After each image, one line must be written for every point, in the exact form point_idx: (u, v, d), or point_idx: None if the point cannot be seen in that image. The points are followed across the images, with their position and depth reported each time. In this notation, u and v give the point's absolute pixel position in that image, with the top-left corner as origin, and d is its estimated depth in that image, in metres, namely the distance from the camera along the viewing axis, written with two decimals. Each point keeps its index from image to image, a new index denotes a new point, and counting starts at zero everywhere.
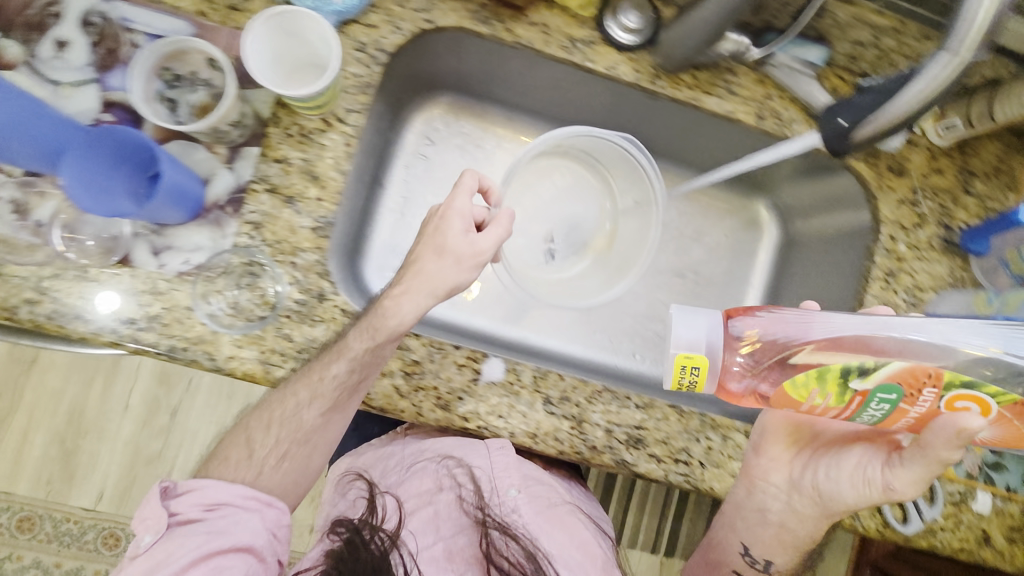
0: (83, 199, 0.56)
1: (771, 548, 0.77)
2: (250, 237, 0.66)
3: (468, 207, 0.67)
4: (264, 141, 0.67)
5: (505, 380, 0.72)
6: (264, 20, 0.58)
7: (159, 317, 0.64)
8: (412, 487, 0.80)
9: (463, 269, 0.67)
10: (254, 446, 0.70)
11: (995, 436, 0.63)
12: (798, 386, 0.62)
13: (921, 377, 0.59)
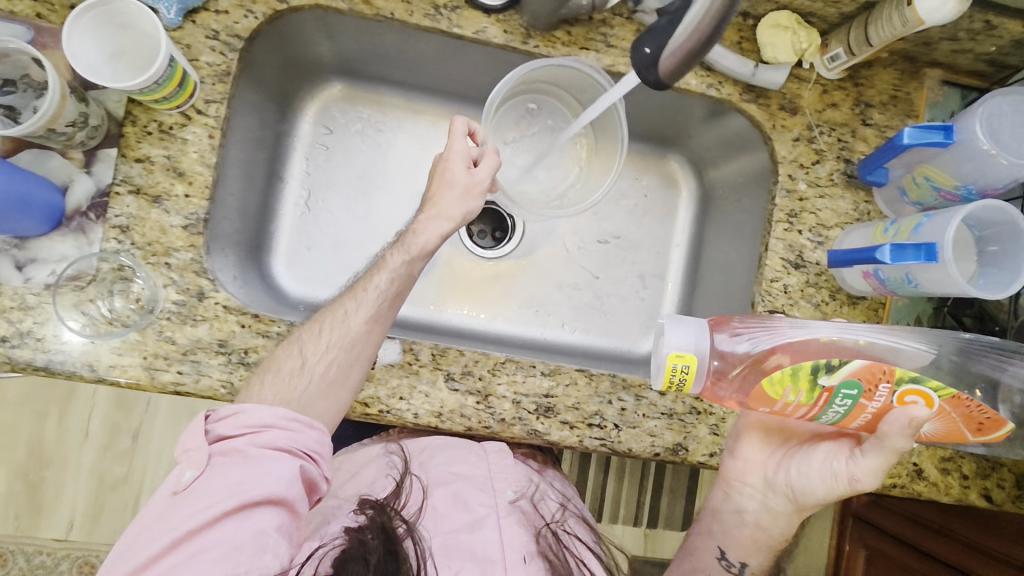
0: None
1: (749, 550, 0.75)
2: (118, 241, 0.65)
3: (466, 150, 0.73)
4: (122, 142, 0.65)
5: (403, 361, 0.71)
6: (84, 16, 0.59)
7: (31, 333, 0.63)
8: (442, 473, 0.74)
9: (470, 200, 0.72)
10: (308, 357, 0.65)
11: (936, 429, 0.65)
12: (774, 383, 0.62)
13: (877, 373, 0.60)
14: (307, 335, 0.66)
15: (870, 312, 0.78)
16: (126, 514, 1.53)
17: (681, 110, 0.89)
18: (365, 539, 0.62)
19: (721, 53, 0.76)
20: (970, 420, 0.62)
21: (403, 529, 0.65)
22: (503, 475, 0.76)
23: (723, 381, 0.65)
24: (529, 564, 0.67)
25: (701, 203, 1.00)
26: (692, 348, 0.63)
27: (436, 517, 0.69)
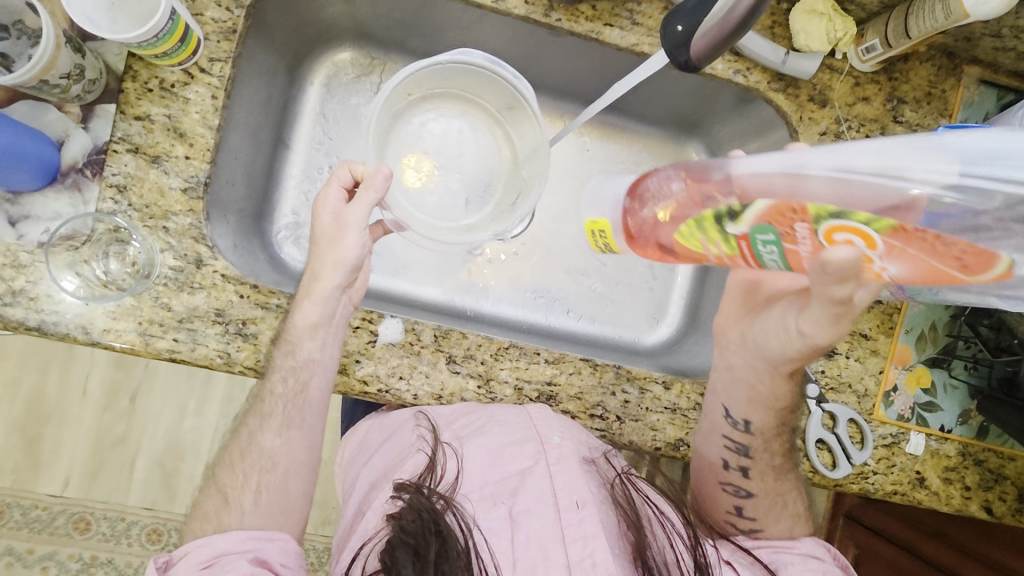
0: None
1: (747, 405, 0.72)
2: (115, 201, 0.63)
3: (336, 197, 0.66)
4: (122, 98, 0.63)
5: (404, 340, 0.69)
6: None
7: (24, 292, 0.61)
8: (468, 422, 0.68)
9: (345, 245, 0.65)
10: (230, 490, 0.65)
11: (908, 273, 0.48)
12: (689, 234, 0.61)
13: (787, 213, 0.50)
14: (222, 468, 0.67)
15: (885, 316, 0.79)
16: (124, 473, 1.56)
17: (704, 95, 0.85)
18: (405, 526, 0.60)
19: (750, 38, 0.73)
20: (948, 258, 0.44)
21: (442, 506, 0.63)
22: (547, 421, 0.69)
23: (638, 238, 0.68)
24: (583, 508, 0.64)
25: None
26: (609, 214, 0.72)
27: (474, 476, 0.67)
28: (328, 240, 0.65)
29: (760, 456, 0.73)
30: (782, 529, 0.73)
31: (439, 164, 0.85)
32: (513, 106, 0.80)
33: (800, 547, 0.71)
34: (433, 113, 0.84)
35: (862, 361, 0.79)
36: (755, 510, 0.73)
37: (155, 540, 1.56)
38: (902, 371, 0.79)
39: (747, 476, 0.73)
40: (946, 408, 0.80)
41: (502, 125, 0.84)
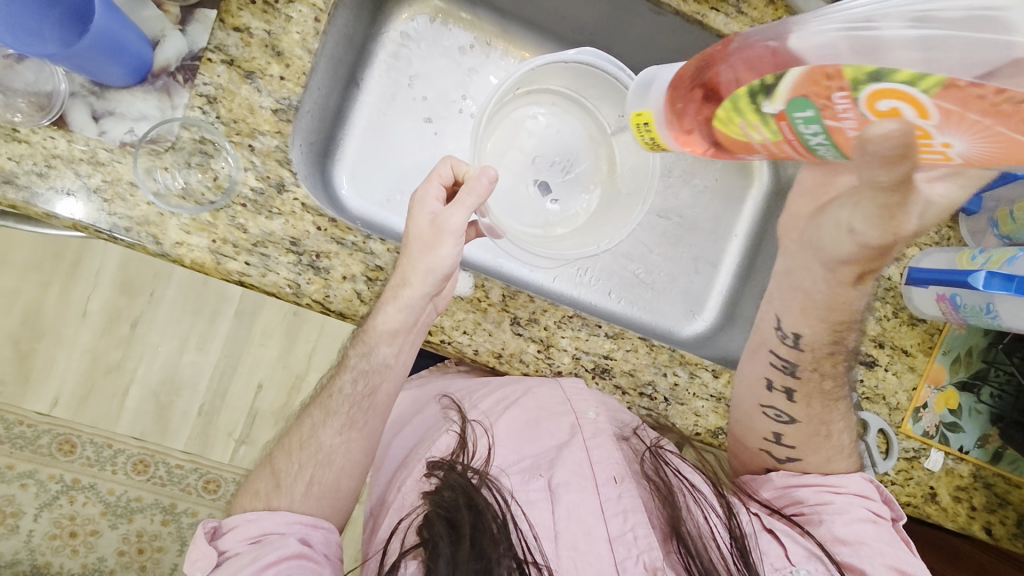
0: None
1: (800, 316, 0.75)
2: (202, 111, 0.61)
3: (437, 196, 0.64)
4: (222, 6, 0.61)
5: (473, 295, 0.69)
6: None
7: (99, 191, 0.59)
8: (497, 397, 0.73)
9: (432, 255, 0.63)
10: (282, 477, 0.69)
11: (975, 151, 0.44)
12: (728, 126, 0.58)
13: (823, 80, 0.47)
14: (280, 457, 0.70)
15: (926, 335, 0.82)
16: (115, 401, 1.52)
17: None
18: (443, 501, 0.62)
19: None
20: (1013, 118, 0.40)
21: (477, 481, 0.65)
22: (581, 396, 0.71)
23: (688, 129, 0.60)
24: (620, 483, 0.68)
25: (771, 197, 0.98)
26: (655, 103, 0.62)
27: (509, 449, 0.71)
28: (422, 244, 0.63)
29: (806, 377, 0.76)
30: (822, 459, 0.76)
31: (535, 165, 0.86)
32: (624, 114, 0.83)
33: (848, 488, 0.73)
34: (539, 109, 0.85)
35: (899, 376, 0.81)
36: (793, 437, 0.77)
37: (141, 471, 1.54)
38: (934, 390, 0.82)
39: (790, 399, 0.76)
40: (967, 430, 0.83)
41: (605, 139, 0.86)
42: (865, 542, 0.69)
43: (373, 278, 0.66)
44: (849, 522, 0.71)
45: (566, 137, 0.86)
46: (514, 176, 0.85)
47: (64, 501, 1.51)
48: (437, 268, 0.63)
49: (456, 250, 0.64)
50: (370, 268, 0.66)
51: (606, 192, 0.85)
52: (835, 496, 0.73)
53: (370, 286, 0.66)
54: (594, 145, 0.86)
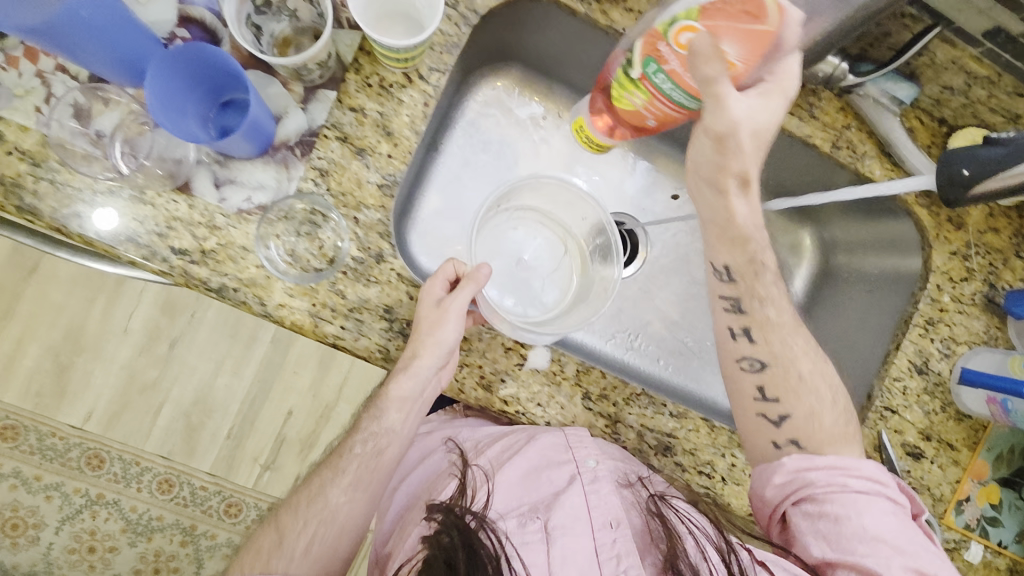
0: (161, 117, 0.53)
1: (718, 245, 0.72)
2: (314, 184, 0.64)
3: (440, 290, 0.67)
4: (341, 87, 0.65)
5: (549, 369, 0.72)
6: None
7: (212, 253, 0.62)
8: (502, 446, 0.73)
9: (440, 331, 0.65)
10: (287, 535, 0.70)
11: (742, 52, 0.60)
12: (624, 101, 0.73)
13: (652, 40, 0.63)
14: (286, 514, 0.72)
15: (971, 431, 0.84)
16: (147, 418, 1.54)
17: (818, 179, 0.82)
18: (442, 544, 0.59)
19: (915, 151, 0.75)
20: (740, 14, 0.57)
21: (475, 524, 0.62)
22: (582, 444, 0.69)
23: (617, 129, 0.80)
24: (617, 528, 0.65)
25: (818, 276, 0.99)
26: (584, 110, 0.83)
27: (508, 495, 0.68)
28: (428, 323, 0.65)
29: (757, 312, 0.72)
30: (808, 409, 0.71)
31: (517, 266, 0.88)
32: (587, 216, 0.85)
33: (861, 468, 0.68)
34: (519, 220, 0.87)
35: (943, 469, 0.84)
36: (776, 386, 0.71)
37: (165, 490, 1.55)
38: (976, 484, 0.84)
39: (752, 341, 0.72)
40: (1006, 525, 0.85)
41: (577, 240, 0.87)
42: (884, 539, 0.63)
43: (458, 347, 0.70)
44: (874, 517, 0.64)
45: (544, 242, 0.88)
46: (501, 278, 0.86)
47: (85, 516, 1.51)
48: (445, 342, 0.65)
49: (459, 330, 0.66)
50: None
51: (580, 283, 0.86)
52: (851, 478, 0.67)
53: None
54: (568, 250, 0.88)
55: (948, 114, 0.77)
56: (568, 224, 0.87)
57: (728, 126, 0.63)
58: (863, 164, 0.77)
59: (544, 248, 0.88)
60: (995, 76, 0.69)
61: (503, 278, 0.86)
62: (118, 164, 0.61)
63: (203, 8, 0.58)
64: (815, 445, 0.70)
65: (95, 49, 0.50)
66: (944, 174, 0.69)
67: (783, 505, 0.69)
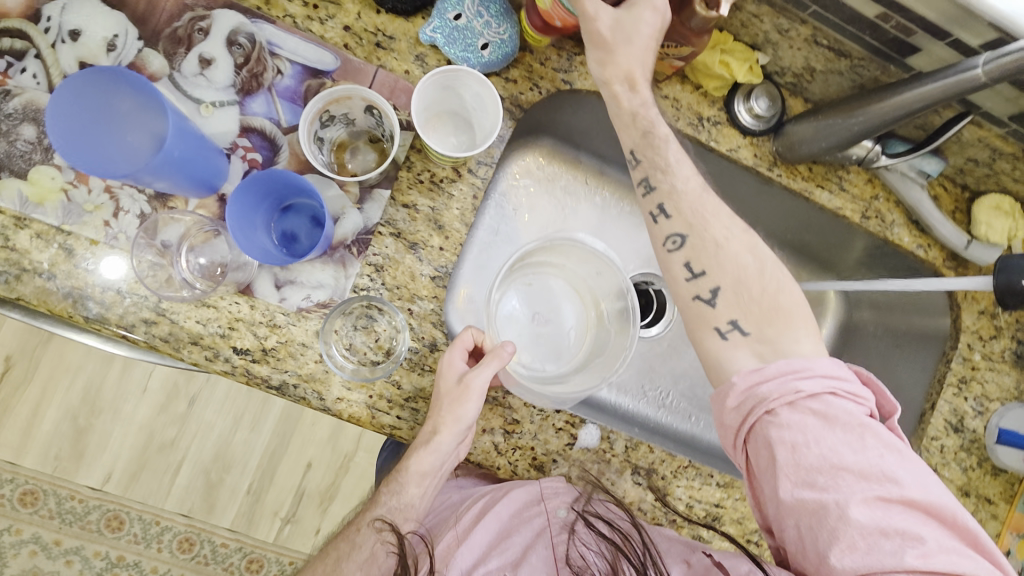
0: (239, 239, 0.58)
1: (632, 136, 0.63)
2: (370, 279, 0.66)
3: (461, 360, 0.65)
4: (395, 185, 0.67)
5: (599, 447, 0.72)
6: (433, 76, 0.63)
7: (273, 351, 0.63)
8: (476, 510, 0.70)
9: (460, 409, 0.63)
10: None
11: None
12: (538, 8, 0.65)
13: None
14: None
15: (1007, 484, 0.86)
16: (166, 477, 1.52)
17: (840, 238, 0.86)
18: None
19: (943, 221, 0.78)
20: None
21: None
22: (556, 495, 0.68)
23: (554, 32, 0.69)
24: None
25: (841, 328, 1.00)
26: None
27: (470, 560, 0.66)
28: (449, 400, 0.63)
29: (671, 178, 0.62)
30: (736, 278, 0.60)
31: (534, 322, 0.86)
32: (600, 271, 0.84)
33: (814, 365, 0.54)
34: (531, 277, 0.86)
35: (983, 523, 0.84)
36: (702, 259, 0.60)
37: (185, 550, 1.53)
38: (1015, 538, 0.85)
39: (668, 216, 0.62)
40: None
41: (591, 292, 0.86)
42: (847, 466, 0.50)
43: (510, 431, 0.70)
44: (836, 440, 0.50)
45: (558, 298, 0.87)
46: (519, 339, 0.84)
47: None
48: (464, 419, 0.63)
49: (478, 407, 0.64)
50: (508, 421, 0.70)
51: (597, 333, 0.84)
52: (804, 384, 0.53)
53: (506, 438, 0.70)
54: (582, 302, 0.87)
55: (969, 180, 0.80)
56: (578, 277, 0.87)
57: (588, 23, 0.60)
58: (891, 233, 0.81)
59: (555, 303, 0.87)
60: (1017, 153, 0.72)
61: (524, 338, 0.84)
62: (186, 278, 0.63)
63: (263, 118, 0.64)
64: (766, 353, 0.56)
65: (176, 172, 0.56)
66: (1003, 280, 0.68)
67: (742, 432, 0.55)
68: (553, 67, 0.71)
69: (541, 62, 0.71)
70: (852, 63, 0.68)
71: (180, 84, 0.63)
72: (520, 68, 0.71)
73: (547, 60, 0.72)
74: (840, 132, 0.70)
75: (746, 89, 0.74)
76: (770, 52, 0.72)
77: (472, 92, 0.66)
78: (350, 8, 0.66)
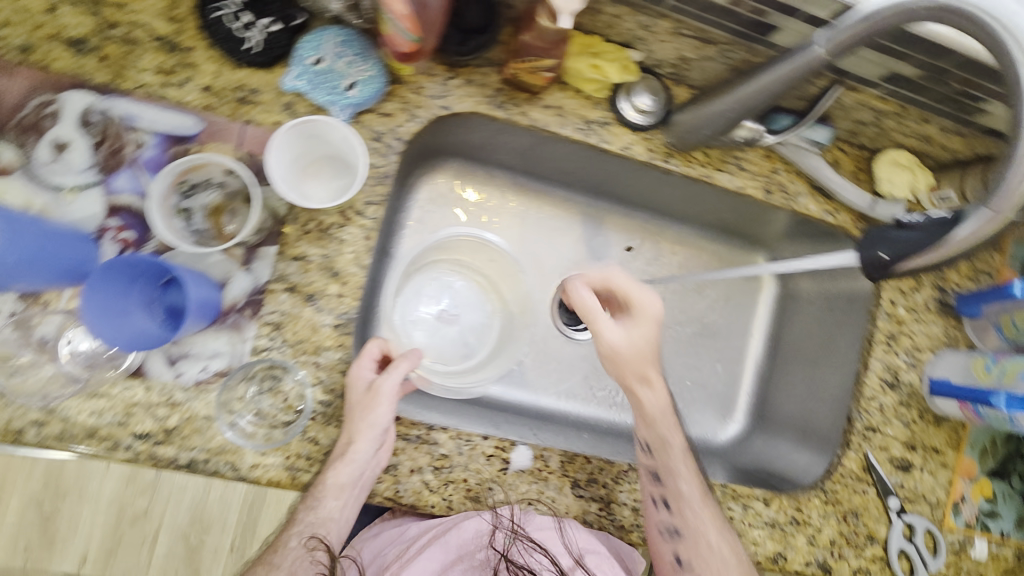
0: (105, 331, 0.56)
1: (644, 428, 0.73)
2: (270, 339, 0.64)
3: (369, 368, 0.66)
4: (281, 240, 0.65)
5: (534, 467, 0.72)
6: (288, 128, 0.61)
7: (177, 430, 0.62)
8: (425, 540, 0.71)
9: (371, 415, 0.64)
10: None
11: None
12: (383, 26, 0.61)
13: None
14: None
15: (952, 431, 0.86)
16: None
17: (758, 214, 0.94)
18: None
19: (843, 185, 0.78)
20: None
21: None
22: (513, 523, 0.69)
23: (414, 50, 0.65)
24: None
25: (781, 298, 1.01)
26: None
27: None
28: (359, 408, 0.64)
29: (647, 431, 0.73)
30: (694, 517, 0.71)
31: (443, 319, 0.90)
32: (493, 258, 0.90)
33: None
34: (434, 276, 0.91)
35: (935, 474, 0.85)
36: (689, 553, 0.70)
37: None
38: (967, 482, 0.86)
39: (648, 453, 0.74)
40: (1005, 515, 0.86)
41: (490, 281, 0.91)
42: None
43: (439, 467, 0.69)
44: None
45: (462, 292, 0.91)
46: (433, 339, 0.89)
47: None
48: (377, 423, 0.63)
49: (392, 411, 0.65)
50: (435, 457, 0.69)
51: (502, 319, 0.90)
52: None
53: (437, 474, 0.69)
54: (483, 289, 0.92)
55: (866, 141, 0.80)
56: (477, 267, 0.92)
57: (604, 344, 0.69)
58: (797, 203, 0.81)
59: (461, 296, 0.91)
60: (900, 110, 0.72)
61: (438, 340, 0.89)
62: (71, 372, 0.61)
63: (129, 194, 0.62)
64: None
65: (36, 271, 0.55)
66: (867, 253, 0.60)
67: None
68: (428, 93, 0.69)
69: (415, 89, 0.69)
70: (721, 48, 0.68)
71: (36, 172, 0.60)
72: (394, 100, 0.68)
73: (421, 87, 0.69)
74: (715, 118, 0.68)
75: (628, 86, 0.73)
76: (643, 49, 0.71)
77: (338, 136, 0.64)
78: (206, 67, 0.64)
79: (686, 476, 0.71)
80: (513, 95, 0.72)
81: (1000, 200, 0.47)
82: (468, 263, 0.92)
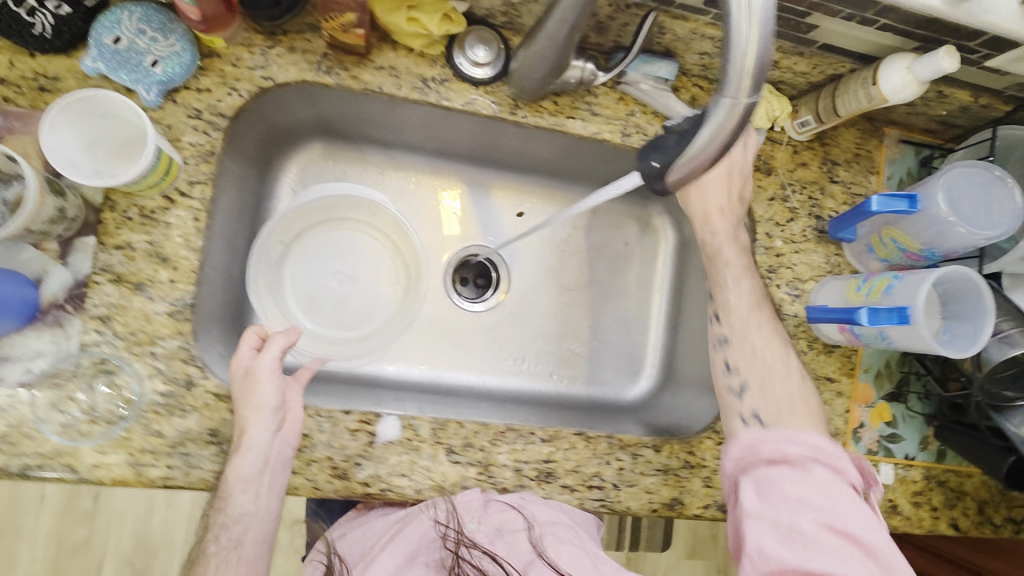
0: None
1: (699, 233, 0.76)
2: (98, 332, 0.62)
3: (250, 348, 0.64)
4: (100, 229, 0.63)
5: (403, 437, 0.70)
6: (63, 107, 0.59)
7: (4, 437, 0.59)
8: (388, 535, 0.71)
9: (265, 391, 0.62)
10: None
11: None
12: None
13: None
14: None
15: (845, 358, 0.85)
16: None
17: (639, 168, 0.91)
18: None
19: None
20: None
21: None
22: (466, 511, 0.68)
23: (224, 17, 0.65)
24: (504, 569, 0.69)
25: (680, 246, 1.00)
26: None
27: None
28: (242, 395, 0.63)
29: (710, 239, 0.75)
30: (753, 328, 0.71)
31: (333, 282, 0.87)
32: (377, 214, 0.87)
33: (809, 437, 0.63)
34: (319, 241, 0.86)
35: (832, 404, 0.84)
36: (739, 358, 0.70)
37: None
38: (865, 408, 0.85)
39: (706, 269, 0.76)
40: (908, 437, 0.85)
41: (385, 236, 0.88)
42: (806, 499, 0.58)
43: (300, 447, 0.67)
44: (800, 481, 0.59)
45: (349, 257, 0.88)
46: (313, 312, 0.85)
47: None
48: (264, 403, 0.62)
49: (280, 389, 0.64)
50: None
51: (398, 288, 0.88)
52: (792, 448, 0.62)
53: (297, 455, 0.67)
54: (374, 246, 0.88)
55: (719, 73, 0.79)
56: (365, 223, 0.88)
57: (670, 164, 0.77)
58: None
59: (349, 262, 0.87)
60: None
61: (325, 310, 0.86)
62: None
63: None
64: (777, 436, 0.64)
65: None
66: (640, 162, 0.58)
67: (735, 475, 0.64)
68: (247, 65, 0.67)
69: (232, 63, 0.67)
70: None
71: None
72: (210, 76, 0.66)
73: (239, 60, 0.67)
74: (540, 60, 0.66)
75: (461, 40, 0.72)
76: None
77: (130, 113, 0.62)
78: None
79: (733, 287, 0.73)
80: (341, 60, 0.70)
81: (728, 84, 0.44)
82: (353, 222, 0.87)
